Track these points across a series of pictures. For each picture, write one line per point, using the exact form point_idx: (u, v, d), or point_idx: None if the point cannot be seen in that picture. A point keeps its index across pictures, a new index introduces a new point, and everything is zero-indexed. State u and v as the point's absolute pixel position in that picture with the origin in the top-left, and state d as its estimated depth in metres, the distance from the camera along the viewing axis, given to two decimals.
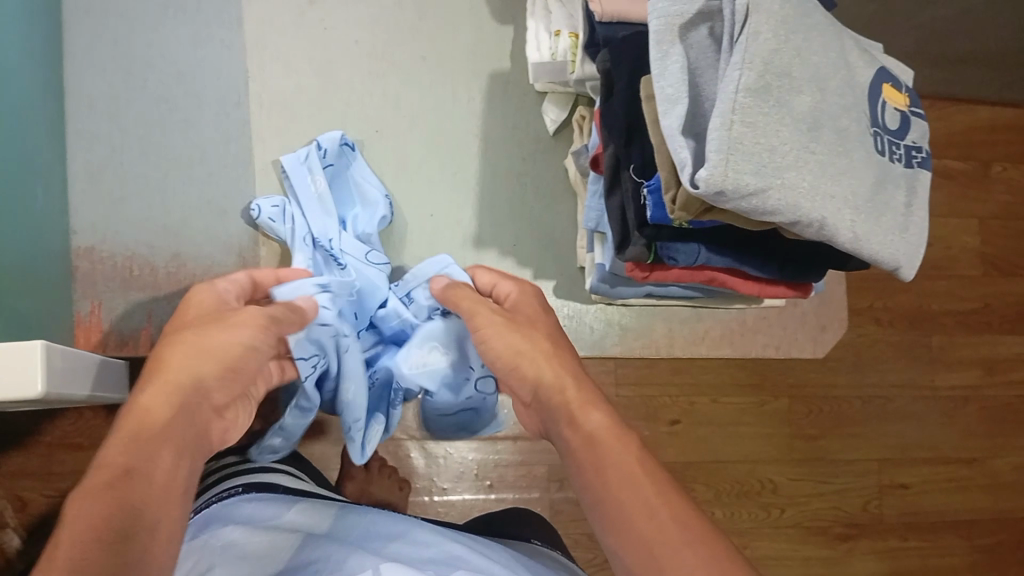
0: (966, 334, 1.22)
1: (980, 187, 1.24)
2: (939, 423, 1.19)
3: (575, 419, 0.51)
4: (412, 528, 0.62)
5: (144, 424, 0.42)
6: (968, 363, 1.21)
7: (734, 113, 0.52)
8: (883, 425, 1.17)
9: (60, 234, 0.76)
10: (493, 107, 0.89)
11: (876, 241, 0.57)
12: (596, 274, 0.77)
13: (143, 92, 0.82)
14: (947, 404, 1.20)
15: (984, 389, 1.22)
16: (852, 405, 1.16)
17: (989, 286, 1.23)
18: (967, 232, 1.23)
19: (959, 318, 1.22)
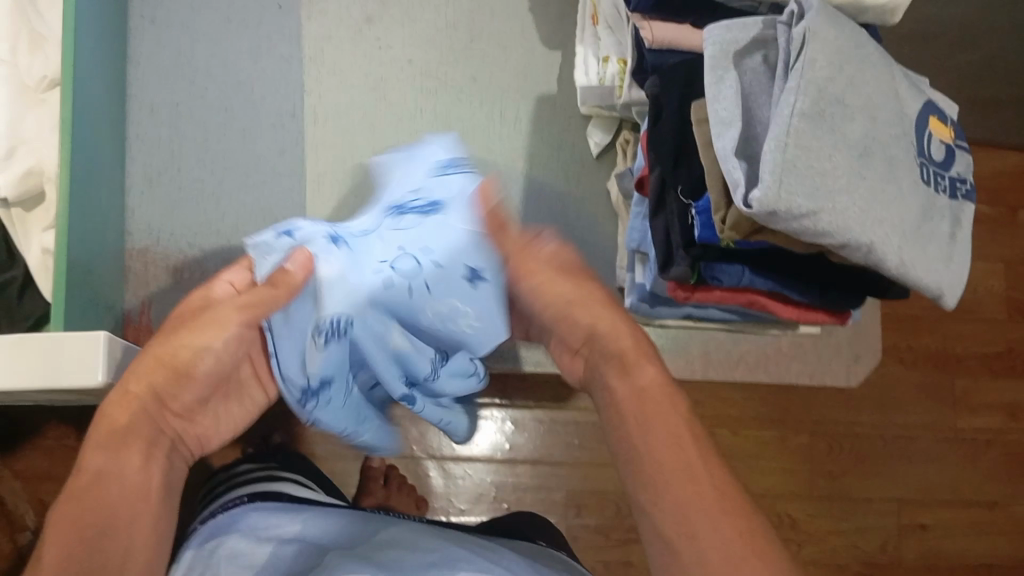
0: (991, 378, 1.22)
1: (1010, 232, 1.25)
2: (961, 465, 1.19)
3: (626, 369, 0.49)
4: (416, 536, 0.63)
5: (80, 495, 0.43)
6: (992, 407, 1.21)
7: (789, 136, 0.53)
8: (904, 465, 1.17)
9: (115, 233, 0.78)
10: (537, 130, 0.90)
11: (922, 269, 0.58)
12: (636, 293, 0.78)
13: (202, 102, 0.85)
14: (969, 448, 1.20)
15: (1008, 433, 1.22)
16: (872, 443, 1.16)
17: (1016, 330, 1.24)
18: (994, 275, 1.24)
19: (984, 361, 1.22)
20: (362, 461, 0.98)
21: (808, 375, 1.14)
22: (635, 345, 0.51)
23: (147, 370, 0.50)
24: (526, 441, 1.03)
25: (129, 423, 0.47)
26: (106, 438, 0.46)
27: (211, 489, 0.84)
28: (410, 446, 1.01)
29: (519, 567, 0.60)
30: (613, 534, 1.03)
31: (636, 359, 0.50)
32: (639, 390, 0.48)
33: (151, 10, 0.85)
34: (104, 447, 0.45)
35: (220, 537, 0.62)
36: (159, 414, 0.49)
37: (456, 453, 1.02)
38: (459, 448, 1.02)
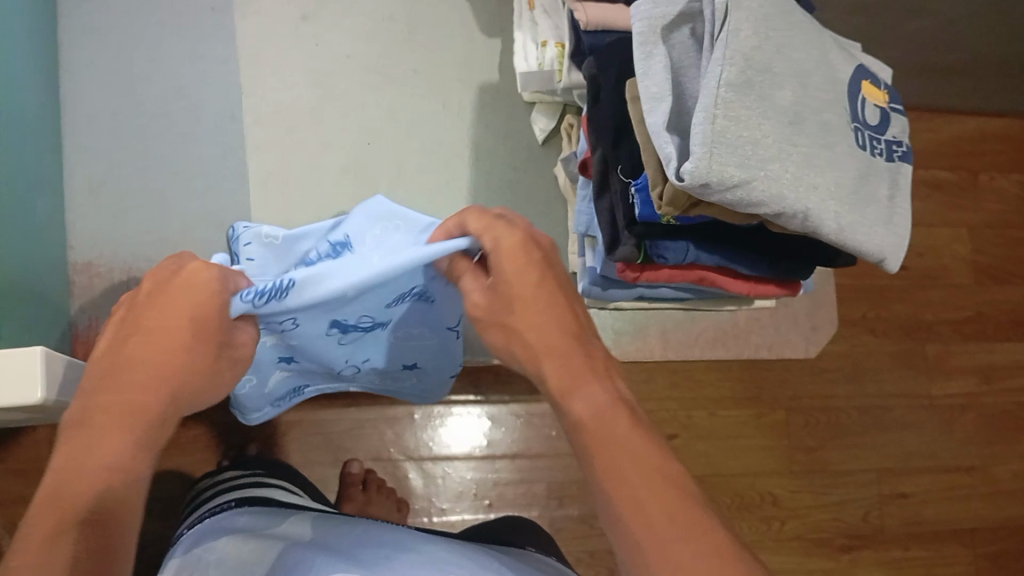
0: (961, 343, 1.23)
1: (970, 197, 1.26)
2: (938, 430, 1.20)
3: (559, 402, 0.47)
4: (407, 536, 0.61)
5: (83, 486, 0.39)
6: (965, 371, 1.23)
7: (717, 107, 0.53)
8: (881, 434, 1.18)
9: (57, 247, 0.76)
10: (483, 119, 0.90)
11: (862, 233, 0.59)
12: (588, 277, 0.77)
13: (141, 109, 0.83)
14: (944, 413, 1.21)
15: (982, 397, 1.23)
16: (848, 415, 1.17)
17: (983, 294, 1.25)
18: (958, 241, 1.25)
19: (954, 327, 1.23)
20: (343, 467, 0.96)
21: (769, 349, 1.15)
22: (562, 374, 0.48)
23: (140, 360, 0.44)
24: (504, 437, 1.03)
25: (128, 420, 0.42)
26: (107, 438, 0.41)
27: (190, 500, 0.82)
28: (386, 449, 1.00)
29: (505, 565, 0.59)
30: (595, 524, 1.03)
31: (566, 390, 0.47)
32: (577, 424, 0.46)
33: (82, 18, 0.84)
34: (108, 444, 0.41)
35: (204, 541, 0.60)
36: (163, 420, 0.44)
37: (435, 454, 1.01)
38: (437, 448, 1.01)
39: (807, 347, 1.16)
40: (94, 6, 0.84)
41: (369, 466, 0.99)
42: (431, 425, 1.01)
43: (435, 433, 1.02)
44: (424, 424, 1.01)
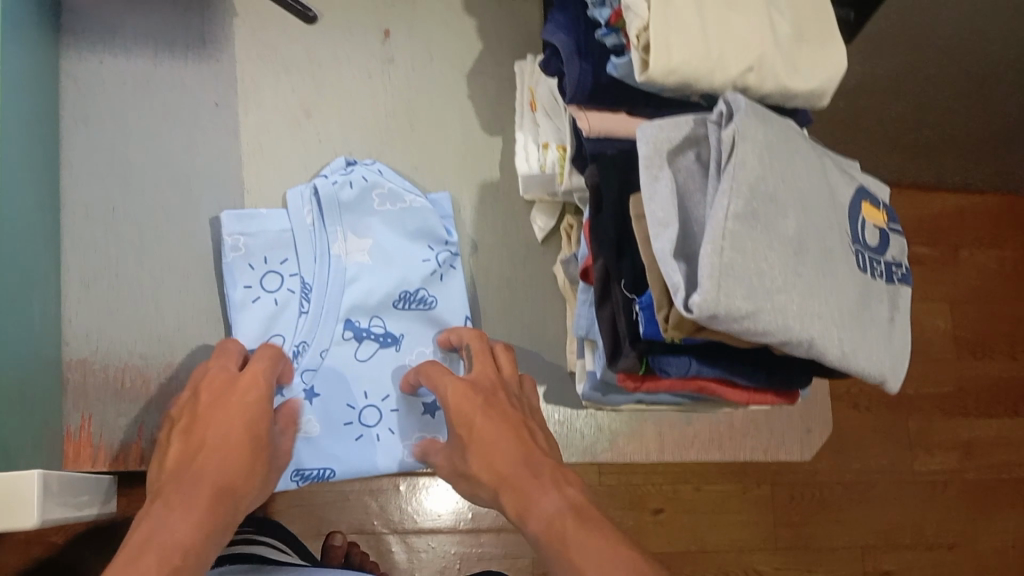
0: (942, 418, 1.37)
1: (952, 269, 1.43)
2: (920, 505, 1.33)
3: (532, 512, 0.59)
4: None
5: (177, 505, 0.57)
6: (946, 447, 1.36)
7: (724, 239, 0.54)
8: (866, 508, 1.30)
9: (48, 347, 0.73)
10: (483, 218, 0.88)
11: (863, 357, 0.59)
12: (588, 382, 0.76)
13: (139, 202, 0.80)
14: (927, 488, 1.34)
15: (963, 471, 1.36)
16: (833, 489, 1.29)
17: (963, 369, 1.40)
18: (939, 314, 1.41)
19: (936, 401, 1.37)
20: (327, 539, 1.00)
21: None
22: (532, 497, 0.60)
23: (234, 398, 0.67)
24: (490, 509, 1.07)
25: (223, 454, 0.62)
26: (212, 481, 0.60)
27: None
28: (370, 521, 1.03)
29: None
30: None
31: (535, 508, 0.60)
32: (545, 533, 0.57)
33: (84, 110, 0.80)
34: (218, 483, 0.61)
35: None
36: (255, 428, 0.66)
37: (418, 526, 1.05)
38: (420, 519, 1.05)
39: None
40: (94, 99, 0.81)
41: (353, 538, 1.02)
42: (416, 498, 1.05)
43: (419, 505, 1.05)
44: (409, 496, 1.05)
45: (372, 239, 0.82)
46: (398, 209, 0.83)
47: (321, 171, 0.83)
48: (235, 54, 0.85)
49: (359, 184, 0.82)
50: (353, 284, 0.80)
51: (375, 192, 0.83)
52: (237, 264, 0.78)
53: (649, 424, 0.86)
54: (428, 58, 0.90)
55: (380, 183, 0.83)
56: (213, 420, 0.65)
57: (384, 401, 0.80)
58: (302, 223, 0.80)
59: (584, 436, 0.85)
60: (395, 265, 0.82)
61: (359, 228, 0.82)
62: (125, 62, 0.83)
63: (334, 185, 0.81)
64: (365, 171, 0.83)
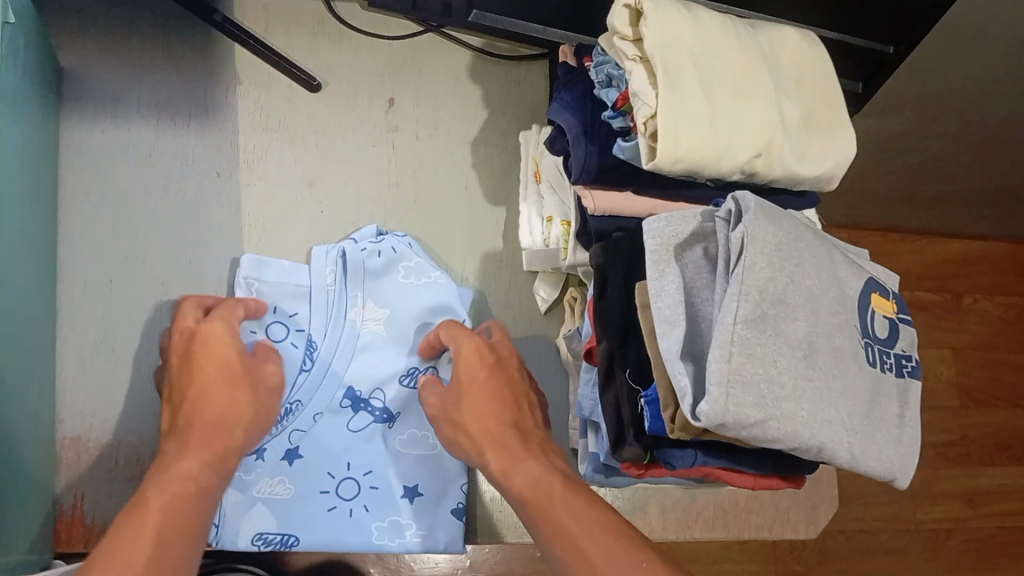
0: (946, 467, 1.36)
1: (954, 317, 1.42)
2: (922, 555, 1.33)
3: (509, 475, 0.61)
4: None
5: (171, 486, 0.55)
6: (950, 497, 1.35)
7: (733, 345, 0.52)
8: (868, 561, 1.30)
9: (44, 426, 0.72)
10: (485, 287, 0.87)
11: (873, 458, 0.58)
12: (590, 464, 0.75)
13: (138, 273, 0.79)
14: (929, 538, 1.33)
15: (966, 520, 1.36)
16: (836, 539, 1.29)
17: (966, 418, 1.39)
18: (943, 362, 1.39)
19: (940, 450, 1.36)
20: None
21: None
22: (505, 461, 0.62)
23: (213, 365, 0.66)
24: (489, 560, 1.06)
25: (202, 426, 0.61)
26: (190, 458, 0.58)
27: None
28: None
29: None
30: None
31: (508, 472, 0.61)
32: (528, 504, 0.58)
33: (84, 181, 0.80)
34: (193, 459, 0.58)
35: None
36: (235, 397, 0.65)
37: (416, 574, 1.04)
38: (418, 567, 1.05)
39: None
40: (93, 168, 0.80)
41: None
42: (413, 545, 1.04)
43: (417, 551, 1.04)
44: None
45: (389, 309, 0.82)
46: (421, 284, 0.83)
47: (352, 235, 0.84)
48: (238, 123, 0.85)
49: (388, 254, 0.83)
50: (363, 354, 0.80)
51: (401, 264, 0.83)
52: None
53: (654, 501, 0.84)
54: (432, 127, 0.90)
55: (407, 256, 0.83)
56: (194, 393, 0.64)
57: (366, 477, 0.78)
58: (323, 283, 0.80)
59: None
60: (406, 342, 0.82)
61: (379, 296, 0.82)
62: (126, 128, 0.82)
63: (362, 252, 0.81)
64: (395, 242, 0.83)
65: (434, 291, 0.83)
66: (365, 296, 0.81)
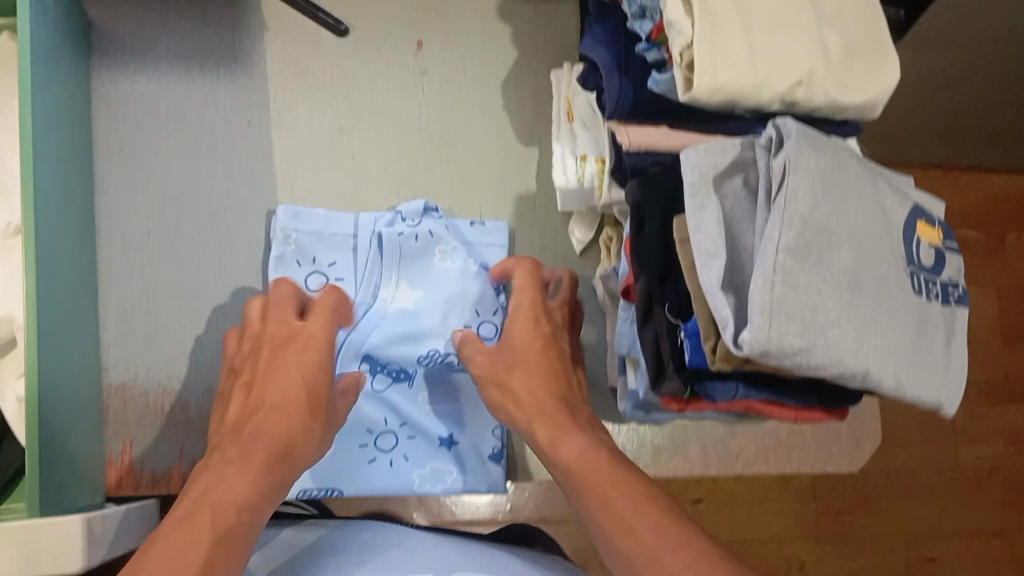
0: (987, 408, 1.34)
1: (999, 254, 1.38)
2: (962, 495, 1.30)
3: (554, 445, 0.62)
4: (435, 555, 0.64)
5: (207, 513, 0.50)
6: (991, 436, 1.33)
7: (776, 273, 0.52)
8: (906, 499, 1.29)
9: (90, 377, 0.73)
10: (520, 230, 0.87)
11: (919, 386, 0.57)
12: (630, 401, 0.75)
13: (173, 225, 0.80)
14: (968, 477, 1.31)
15: (1007, 460, 1.33)
16: (874, 479, 1.28)
17: (1008, 357, 1.36)
18: (986, 300, 1.37)
19: (982, 391, 1.34)
20: None
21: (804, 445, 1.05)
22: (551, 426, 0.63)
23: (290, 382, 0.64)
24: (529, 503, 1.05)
25: (271, 453, 0.57)
26: (235, 480, 0.53)
27: None
28: None
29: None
30: None
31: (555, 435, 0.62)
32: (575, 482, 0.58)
33: (117, 136, 0.80)
34: (239, 481, 0.53)
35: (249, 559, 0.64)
36: (300, 428, 0.61)
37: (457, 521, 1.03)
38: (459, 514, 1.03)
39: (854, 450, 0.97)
40: (127, 123, 0.81)
41: None
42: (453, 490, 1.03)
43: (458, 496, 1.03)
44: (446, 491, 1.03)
45: (422, 293, 0.80)
46: (454, 270, 0.80)
47: (397, 208, 0.82)
48: (267, 73, 0.84)
49: (424, 238, 0.80)
50: (386, 328, 0.78)
51: (438, 248, 0.80)
52: (286, 258, 0.79)
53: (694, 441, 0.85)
54: (461, 71, 0.89)
55: (445, 240, 0.80)
56: (268, 389, 0.63)
57: (402, 428, 0.80)
58: (363, 250, 0.80)
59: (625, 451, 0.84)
60: (431, 322, 0.78)
61: (416, 282, 0.80)
62: (157, 82, 0.82)
63: (399, 235, 0.80)
64: (433, 223, 0.81)
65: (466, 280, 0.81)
66: (402, 279, 0.80)
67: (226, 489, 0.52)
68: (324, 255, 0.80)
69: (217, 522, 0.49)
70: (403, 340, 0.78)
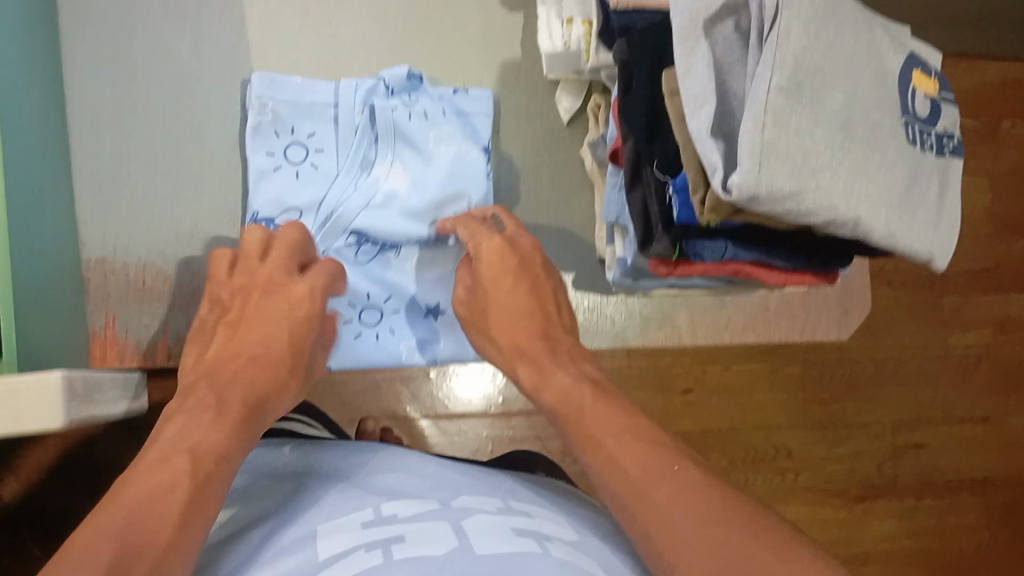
0: (979, 294, 1.27)
1: None
2: (953, 381, 1.25)
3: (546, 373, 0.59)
4: (417, 459, 0.61)
5: (177, 463, 0.46)
6: (982, 322, 1.27)
7: (766, 115, 0.50)
8: (895, 385, 1.23)
9: (69, 249, 0.73)
10: (503, 99, 0.85)
11: (911, 236, 0.56)
12: (618, 269, 0.74)
13: (145, 95, 0.78)
14: (958, 364, 1.26)
15: (999, 347, 1.27)
16: (865, 367, 1.22)
17: (1004, 243, 1.28)
18: None
19: (974, 279, 1.26)
20: (358, 426, 1.01)
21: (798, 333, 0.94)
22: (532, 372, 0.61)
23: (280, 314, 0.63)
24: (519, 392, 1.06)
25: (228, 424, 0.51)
26: (205, 435, 0.49)
27: None
28: (403, 407, 1.04)
29: (562, 509, 0.55)
30: None
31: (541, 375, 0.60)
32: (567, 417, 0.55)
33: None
34: (211, 437, 0.49)
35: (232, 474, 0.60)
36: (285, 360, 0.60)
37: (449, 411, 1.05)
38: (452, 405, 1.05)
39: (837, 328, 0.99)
40: None
41: (385, 424, 1.03)
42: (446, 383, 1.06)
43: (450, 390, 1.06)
44: (439, 382, 1.06)
45: (415, 172, 0.78)
46: (449, 149, 0.78)
47: (381, 76, 0.79)
48: None
49: (419, 117, 0.78)
50: (370, 203, 0.76)
51: (433, 130, 0.78)
52: (264, 128, 0.77)
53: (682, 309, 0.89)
54: None
55: (440, 120, 0.79)
56: (256, 323, 0.61)
57: (386, 303, 0.80)
58: (348, 120, 0.78)
59: (613, 322, 0.87)
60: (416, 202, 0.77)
61: (409, 161, 0.78)
62: None
63: (393, 109, 0.77)
64: (428, 103, 0.79)
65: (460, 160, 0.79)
66: (396, 155, 0.78)
67: (193, 441, 0.48)
68: (304, 125, 0.79)
69: (197, 466, 0.46)
70: (387, 216, 0.76)
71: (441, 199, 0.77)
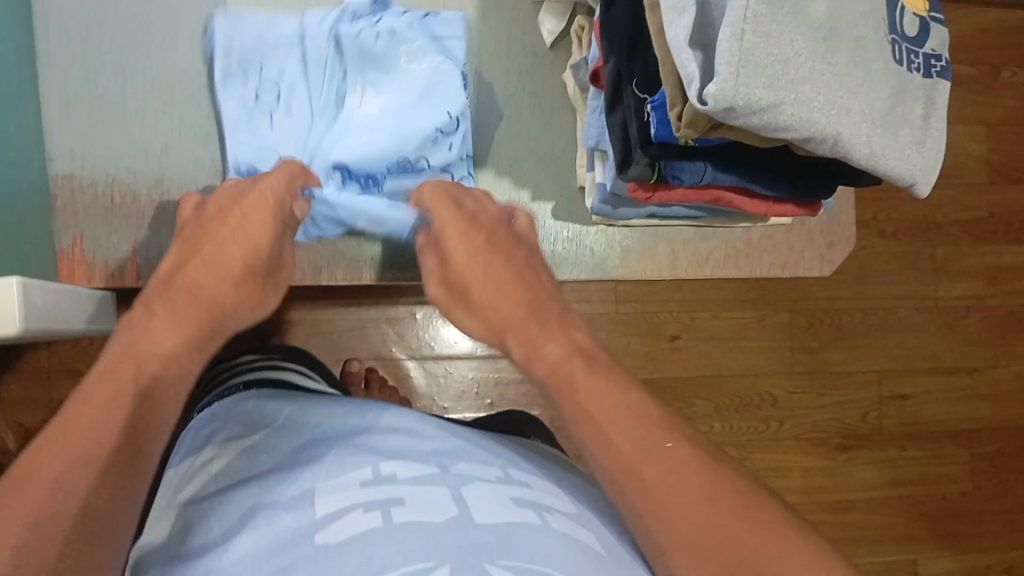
0: (971, 244, 1.25)
1: None
2: (941, 331, 1.24)
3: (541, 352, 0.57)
4: (417, 419, 0.56)
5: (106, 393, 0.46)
6: (973, 273, 1.25)
7: (746, 22, 0.48)
8: (884, 334, 1.22)
9: (34, 163, 0.71)
10: (486, 19, 0.84)
11: (893, 157, 0.55)
12: (597, 195, 0.73)
13: (115, 8, 0.77)
14: (949, 315, 1.25)
15: (989, 298, 1.26)
16: (852, 316, 1.21)
17: (998, 193, 1.27)
18: None
19: (968, 228, 1.25)
20: (344, 367, 1.00)
21: (779, 268, 0.87)
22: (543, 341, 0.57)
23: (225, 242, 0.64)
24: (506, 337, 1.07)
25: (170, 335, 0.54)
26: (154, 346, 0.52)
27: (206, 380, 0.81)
28: (388, 348, 1.04)
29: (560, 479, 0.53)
30: None
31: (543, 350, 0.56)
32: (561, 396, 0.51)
33: None
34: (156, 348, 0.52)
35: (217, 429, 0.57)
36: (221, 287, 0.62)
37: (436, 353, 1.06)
38: (438, 348, 1.06)
39: (821, 264, 0.88)
40: None
41: (371, 364, 1.04)
42: (433, 326, 1.05)
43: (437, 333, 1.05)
44: (426, 324, 1.05)
45: (387, 96, 0.78)
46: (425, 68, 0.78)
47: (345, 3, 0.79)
48: None
49: (388, 36, 0.78)
50: (353, 133, 0.76)
51: (403, 48, 0.78)
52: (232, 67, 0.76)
53: (664, 242, 0.85)
54: None
55: (410, 38, 0.78)
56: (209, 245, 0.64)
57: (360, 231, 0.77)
58: (315, 52, 0.78)
59: (594, 253, 0.84)
60: (397, 125, 0.77)
61: (382, 84, 0.78)
62: None
63: (360, 35, 0.78)
64: (393, 19, 0.79)
65: (436, 79, 0.78)
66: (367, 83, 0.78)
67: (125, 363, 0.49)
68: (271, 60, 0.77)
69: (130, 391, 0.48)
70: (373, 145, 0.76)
71: (425, 124, 0.77)
